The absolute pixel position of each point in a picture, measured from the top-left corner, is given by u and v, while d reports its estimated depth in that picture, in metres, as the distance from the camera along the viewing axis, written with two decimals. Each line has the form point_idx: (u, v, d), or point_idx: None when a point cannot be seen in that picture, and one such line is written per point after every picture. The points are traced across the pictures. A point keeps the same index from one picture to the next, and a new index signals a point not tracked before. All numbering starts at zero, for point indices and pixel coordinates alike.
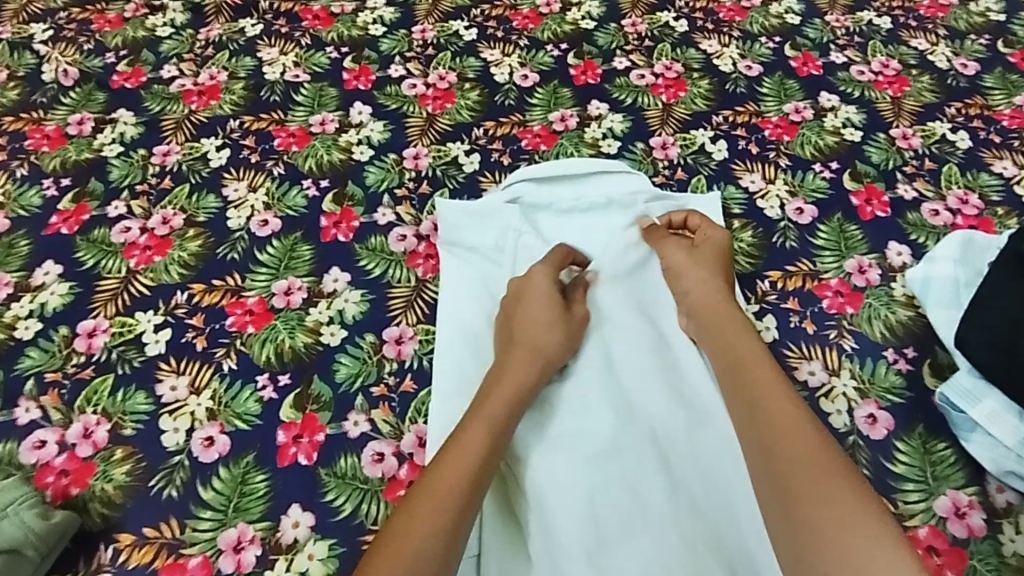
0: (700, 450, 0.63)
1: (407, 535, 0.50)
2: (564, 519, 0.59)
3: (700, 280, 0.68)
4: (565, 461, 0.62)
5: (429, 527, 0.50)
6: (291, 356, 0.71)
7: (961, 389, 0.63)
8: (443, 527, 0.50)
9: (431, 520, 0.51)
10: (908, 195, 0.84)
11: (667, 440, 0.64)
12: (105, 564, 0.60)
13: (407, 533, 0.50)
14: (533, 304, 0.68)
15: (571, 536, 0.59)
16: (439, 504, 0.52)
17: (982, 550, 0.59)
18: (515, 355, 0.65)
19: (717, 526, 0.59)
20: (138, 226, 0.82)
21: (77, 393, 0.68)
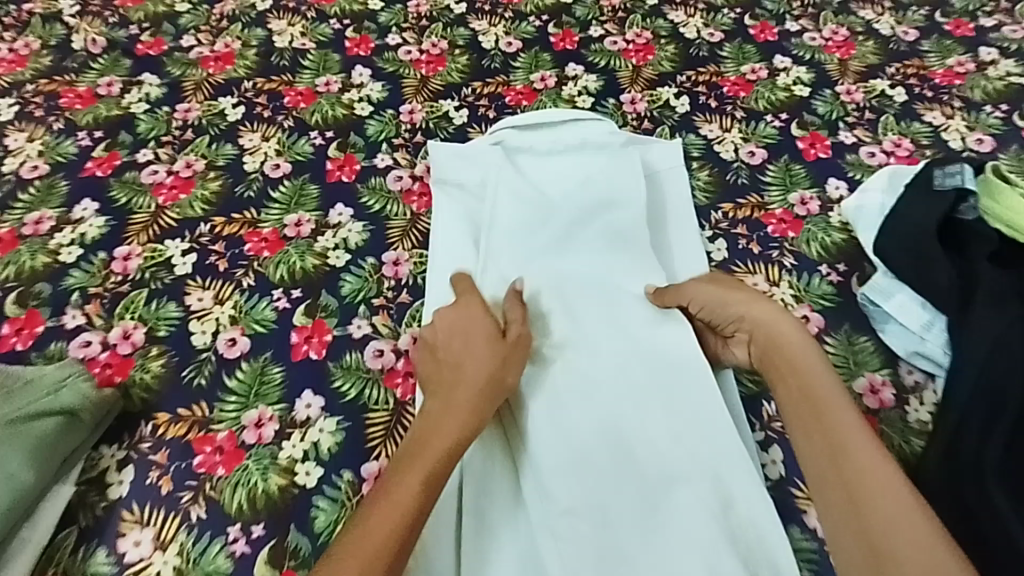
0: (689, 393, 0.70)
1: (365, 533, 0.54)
2: (556, 444, 0.66)
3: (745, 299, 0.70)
4: (566, 394, 0.69)
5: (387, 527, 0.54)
6: (302, 275, 0.81)
7: (878, 288, 0.73)
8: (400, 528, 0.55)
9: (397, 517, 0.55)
10: (848, 140, 0.95)
11: (636, 349, 0.72)
12: (146, 437, 0.69)
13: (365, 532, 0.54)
14: (463, 338, 0.69)
15: (550, 432, 0.66)
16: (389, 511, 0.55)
17: (891, 417, 0.69)
18: (437, 395, 0.66)
19: (701, 461, 0.65)
20: (164, 169, 0.92)
21: (116, 304, 0.78)
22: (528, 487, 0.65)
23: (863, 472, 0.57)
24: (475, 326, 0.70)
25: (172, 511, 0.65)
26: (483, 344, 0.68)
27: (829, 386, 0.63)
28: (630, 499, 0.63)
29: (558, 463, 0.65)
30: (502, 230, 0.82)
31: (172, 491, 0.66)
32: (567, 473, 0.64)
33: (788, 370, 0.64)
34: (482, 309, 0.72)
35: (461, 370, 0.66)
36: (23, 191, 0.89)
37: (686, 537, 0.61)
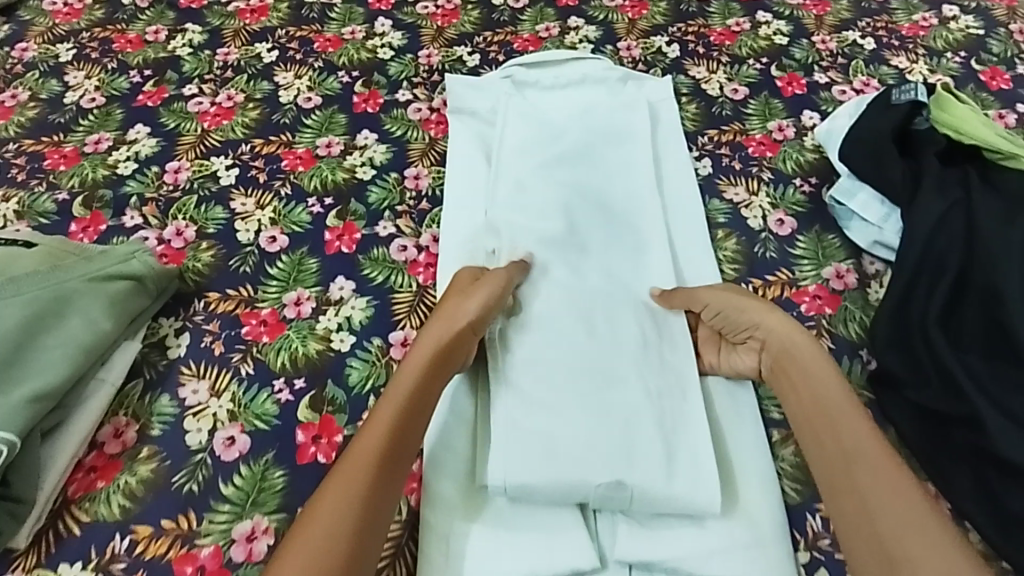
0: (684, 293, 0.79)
1: (318, 513, 0.55)
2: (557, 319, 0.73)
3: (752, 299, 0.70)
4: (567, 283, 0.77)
5: (340, 502, 0.56)
6: (333, 186, 0.92)
7: (843, 190, 0.83)
8: (353, 501, 0.56)
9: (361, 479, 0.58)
10: (822, 80, 1.05)
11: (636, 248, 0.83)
12: (199, 311, 0.79)
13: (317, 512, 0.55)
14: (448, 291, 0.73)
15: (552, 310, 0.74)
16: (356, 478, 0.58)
17: (854, 297, 0.79)
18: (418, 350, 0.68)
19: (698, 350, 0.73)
20: (208, 101, 1.02)
21: (169, 206, 0.88)
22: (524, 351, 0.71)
23: (873, 483, 0.57)
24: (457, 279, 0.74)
25: (224, 367, 0.74)
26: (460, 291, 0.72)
27: (840, 401, 0.62)
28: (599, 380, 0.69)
29: (544, 342, 0.71)
30: (511, 146, 0.92)
31: (224, 352, 0.75)
32: (548, 351, 0.70)
33: (793, 376, 0.65)
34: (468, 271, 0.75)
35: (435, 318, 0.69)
36: (84, 118, 0.99)
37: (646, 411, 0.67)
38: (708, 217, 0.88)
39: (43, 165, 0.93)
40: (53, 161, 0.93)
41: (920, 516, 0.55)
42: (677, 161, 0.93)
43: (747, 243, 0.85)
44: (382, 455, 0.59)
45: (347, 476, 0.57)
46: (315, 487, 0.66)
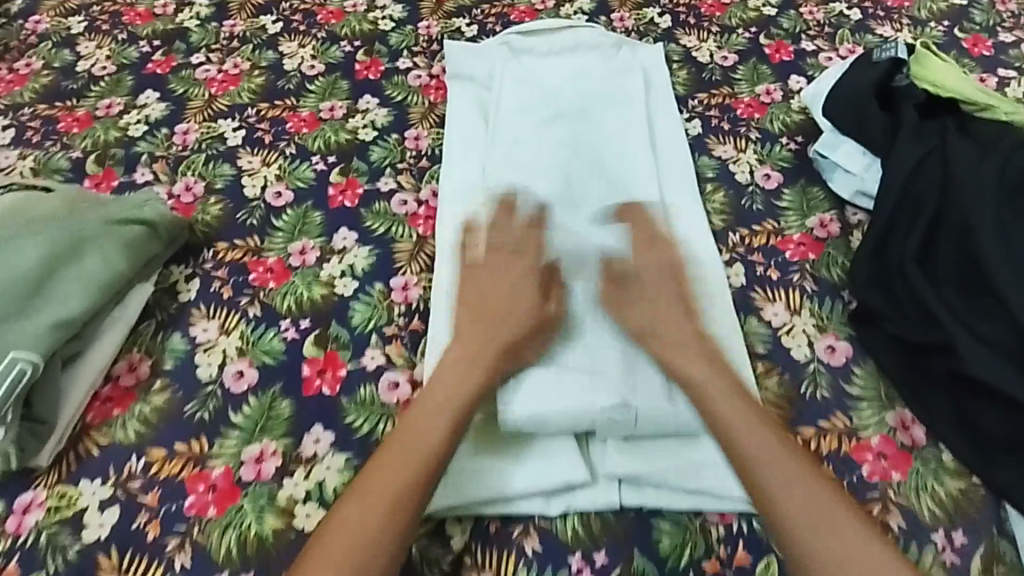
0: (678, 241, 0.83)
1: (349, 531, 0.56)
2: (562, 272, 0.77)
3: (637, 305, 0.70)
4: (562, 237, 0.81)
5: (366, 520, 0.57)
6: (336, 146, 0.95)
7: (826, 144, 0.86)
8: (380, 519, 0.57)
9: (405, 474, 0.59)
10: (809, 48, 1.09)
11: (629, 199, 0.86)
12: (208, 259, 0.82)
13: (347, 530, 0.56)
14: (489, 297, 0.71)
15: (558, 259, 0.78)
16: (395, 478, 0.59)
17: (837, 244, 0.82)
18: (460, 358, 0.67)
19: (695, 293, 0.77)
20: (215, 69, 1.06)
21: (179, 164, 0.92)
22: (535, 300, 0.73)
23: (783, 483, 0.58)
24: (494, 285, 0.71)
25: (233, 309, 0.77)
26: (505, 305, 0.70)
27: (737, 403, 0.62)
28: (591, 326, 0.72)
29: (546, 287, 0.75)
30: (507, 106, 0.96)
31: (232, 296, 0.78)
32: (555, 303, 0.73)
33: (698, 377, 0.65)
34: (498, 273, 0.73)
35: (485, 338, 0.68)
36: (95, 84, 1.03)
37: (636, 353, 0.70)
38: (697, 172, 0.91)
39: (57, 127, 0.97)
40: (67, 124, 0.97)
41: (836, 509, 0.57)
42: (668, 121, 0.96)
43: (735, 196, 0.88)
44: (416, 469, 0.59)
45: (377, 493, 0.58)
46: (320, 416, 0.69)
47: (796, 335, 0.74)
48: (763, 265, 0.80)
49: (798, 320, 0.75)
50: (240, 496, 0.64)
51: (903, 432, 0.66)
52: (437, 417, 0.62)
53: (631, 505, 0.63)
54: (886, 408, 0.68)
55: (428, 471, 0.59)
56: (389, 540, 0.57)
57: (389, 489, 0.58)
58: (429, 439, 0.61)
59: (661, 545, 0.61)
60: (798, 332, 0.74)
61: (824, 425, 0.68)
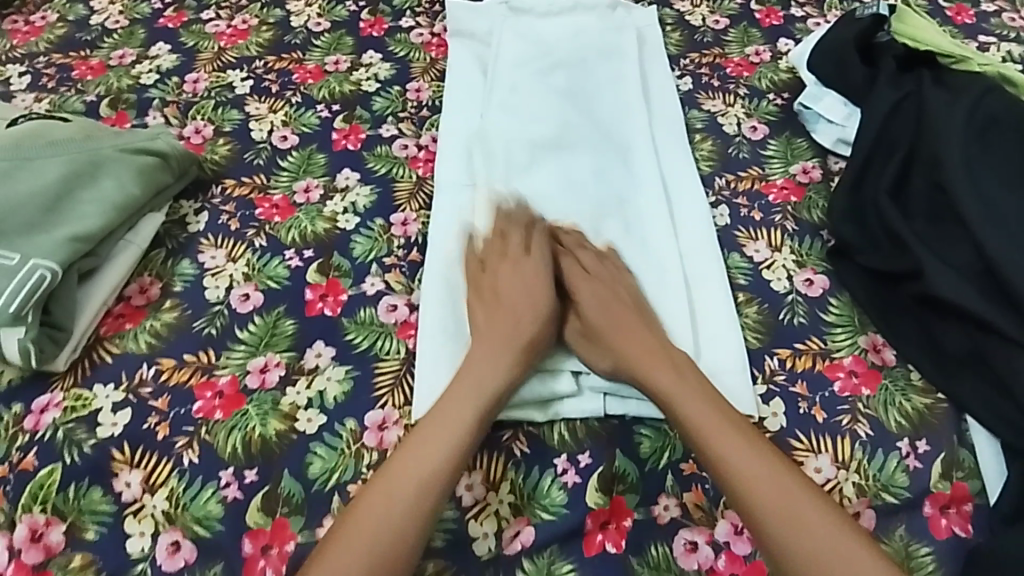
0: (668, 181, 0.86)
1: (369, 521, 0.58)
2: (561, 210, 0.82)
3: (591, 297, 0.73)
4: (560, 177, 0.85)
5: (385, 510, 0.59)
6: (340, 96, 0.99)
7: (811, 96, 0.90)
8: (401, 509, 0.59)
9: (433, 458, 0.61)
10: (798, 14, 1.11)
11: (620, 144, 0.90)
12: (216, 195, 0.85)
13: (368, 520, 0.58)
14: (514, 292, 0.73)
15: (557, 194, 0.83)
16: (420, 464, 0.61)
17: (819, 188, 0.85)
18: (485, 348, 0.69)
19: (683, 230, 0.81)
20: (225, 24, 1.09)
21: (189, 109, 0.96)
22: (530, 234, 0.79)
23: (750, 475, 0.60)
24: (520, 283, 0.74)
25: (240, 240, 0.81)
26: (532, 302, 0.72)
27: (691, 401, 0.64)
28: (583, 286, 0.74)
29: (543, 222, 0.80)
30: (506, 60, 0.99)
31: (239, 228, 0.82)
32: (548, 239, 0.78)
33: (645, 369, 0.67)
34: (528, 269, 0.76)
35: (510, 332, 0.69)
36: (109, 37, 1.07)
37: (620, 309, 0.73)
38: (686, 123, 0.95)
39: (72, 75, 1.00)
40: (81, 72, 1.01)
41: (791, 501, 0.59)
42: (660, 76, 1.00)
43: (722, 145, 0.92)
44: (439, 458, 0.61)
45: (393, 484, 0.60)
46: (322, 333, 0.73)
47: (778, 269, 0.78)
48: (747, 207, 0.84)
49: (779, 256, 0.79)
50: (245, 403, 0.68)
51: (875, 353, 0.71)
52: (464, 410, 0.64)
53: (615, 413, 0.68)
54: (858, 332, 0.73)
55: (450, 458, 0.61)
56: (411, 524, 0.58)
57: (409, 478, 0.60)
58: (457, 427, 0.63)
59: (641, 447, 0.66)
60: (779, 267, 0.78)
61: (799, 347, 0.72)
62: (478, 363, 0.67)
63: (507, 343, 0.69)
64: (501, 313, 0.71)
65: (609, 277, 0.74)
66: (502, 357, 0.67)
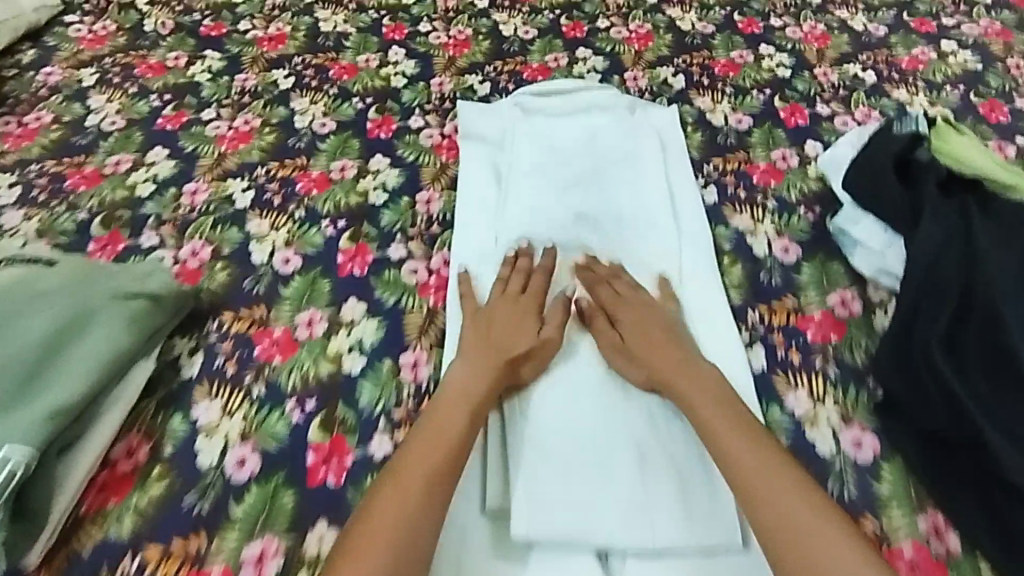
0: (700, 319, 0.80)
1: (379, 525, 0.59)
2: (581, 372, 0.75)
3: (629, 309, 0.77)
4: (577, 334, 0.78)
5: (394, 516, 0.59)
6: (347, 208, 0.93)
7: (847, 216, 0.85)
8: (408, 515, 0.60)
9: (435, 469, 0.64)
10: (824, 111, 1.07)
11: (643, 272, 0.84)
12: (213, 330, 0.80)
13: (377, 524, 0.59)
14: (502, 315, 0.76)
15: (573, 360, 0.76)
16: (418, 476, 0.62)
17: (859, 323, 0.80)
18: (469, 369, 0.71)
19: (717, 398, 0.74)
20: (226, 124, 1.04)
21: (187, 226, 0.90)
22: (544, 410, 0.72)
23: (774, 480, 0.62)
24: (499, 312, 0.77)
25: (237, 386, 0.75)
26: (512, 321, 0.76)
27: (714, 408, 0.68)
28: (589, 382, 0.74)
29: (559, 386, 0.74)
30: (521, 170, 0.94)
31: (237, 372, 0.77)
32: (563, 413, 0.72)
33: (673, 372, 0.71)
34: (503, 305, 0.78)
35: (492, 352, 0.73)
36: (104, 140, 1.02)
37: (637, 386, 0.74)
38: (714, 242, 0.89)
39: (65, 185, 0.95)
40: (74, 182, 0.96)
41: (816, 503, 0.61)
42: (683, 187, 0.94)
43: (753, 268, 0.86)
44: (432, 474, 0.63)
45: (398, 491, 0.61)
46: (325, 508, 0.67)
47: (821, 425, 0.72)
48: (784, 346, 0.78)
49: (822, 409, 0.73)
50: None
51: (937, 539, 0.65)
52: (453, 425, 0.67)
53: None
54: (917, 511, 0.66)
55: (444, 470, 0.63)
56: (423, 541, 0.59)
57: (416, 481, 0.62)
58: (454, 444, 0.66)
59: None
60: (822, 421, 0.73)
61: None
62: (458, 385, 0.70)
63: (493, 370, 0.71)
64: (488, 338, 0.74)
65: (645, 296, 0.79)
66: (485, 379, 0.70)
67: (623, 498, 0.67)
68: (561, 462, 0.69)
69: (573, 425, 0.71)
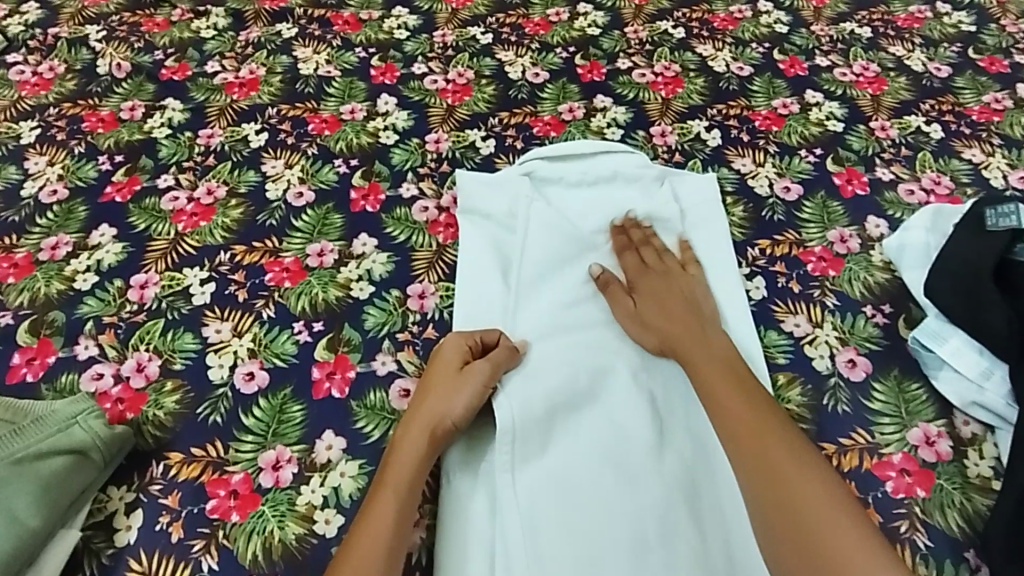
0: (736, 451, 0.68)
1: None
2: (604, 503, 0.64)
3: (659, 286, 0.75)
4: (590, 459, 0.67)
5: None
6: (324, 307, 0.78)
7: (930, 332, 0.70)
8: None
9: (378, 544, 0.58)
10: (886, 176, 0.92)
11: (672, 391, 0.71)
12: (157, 477, 0.65)
13: None
14: (444, 370, 0.69)
15: (591, 486, 0.65)
16: (368, 547, 0.57)
17: (950, 471, 0.65)
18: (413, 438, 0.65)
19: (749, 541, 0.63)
20: (185, 195, 0.90)
21: (131, 333, 0.76)
22: (557, 552, 0.62)
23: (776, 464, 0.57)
24: (445, 361, 0.70)
25: (183, 560, 0.61)
26: (448, 375, 0.69)
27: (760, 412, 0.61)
28: (608, 472, 0.66)
29: (579, 519, 0.64)
30: (531, 265, 0.79)
31: (183, 538, 0.62)
32: (580, 554, 0.62)
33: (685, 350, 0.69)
34: (456, 352, 0.70)
35: (429, 411, 0.66)
36: (42, 215, 0.87)
37: (665, 475, 0.66)
38: (765, 356, 0.74)
39: None
40: (2, 272, 0.81)
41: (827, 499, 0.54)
42: (723, 283, 0.79)
43: (815, 391, 0.71)
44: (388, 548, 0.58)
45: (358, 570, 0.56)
46: None
47: None
48: (859, 502, 0.63)
49: None
50: None
51: None
52: (388, 500, 0.61)
53: None
54: None
55: (390, 537, 0.58)
56: None
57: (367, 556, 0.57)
58: (384, 515, 0.59)
59: None
60: None
61: None
62: (397, 457, 0.64)
63: (423, 445, 0.65)
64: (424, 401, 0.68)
65: (667, 277, 0.76)
66: (425, 446, 0.65)
67: None
68: (575, 569, 0.61)
69: (585, 515, 0.64)
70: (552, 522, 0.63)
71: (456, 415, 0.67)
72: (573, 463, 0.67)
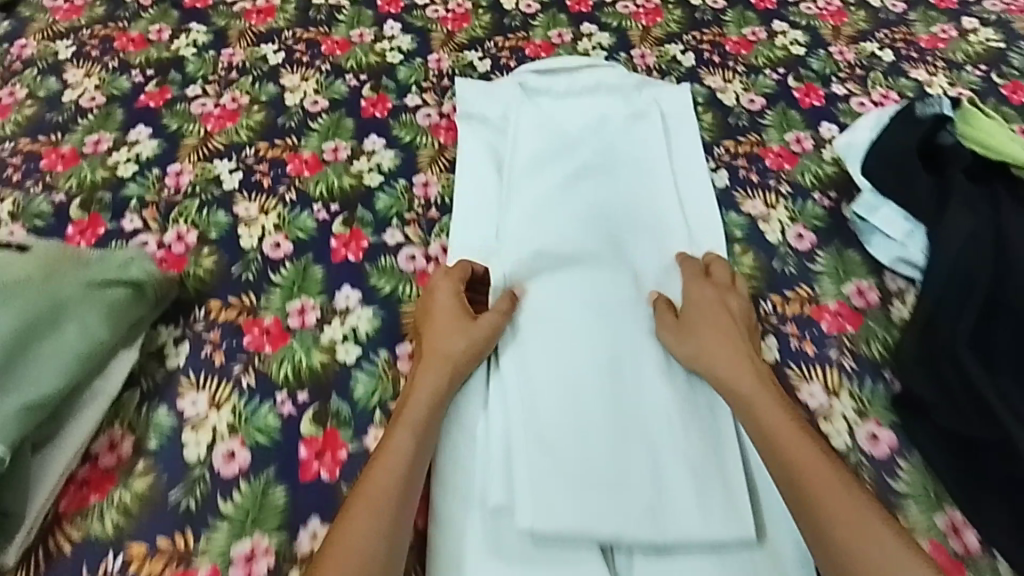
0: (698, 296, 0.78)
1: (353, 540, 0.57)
2: (585, 349, 0.73)
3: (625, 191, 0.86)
4: (573, 308, 0.75)
5: (367, 531, 0.58)
6: (340, 193, 0.89)
7: (865, 203, 0.81)
8: (384, 524, 0.59)
9: (392, 476, 0.61)
10: (840, 92, 1.03)
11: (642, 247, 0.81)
12: (199, 318, 0.76)
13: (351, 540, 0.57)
14: (445, 314, 0.72)
15: (575, 330, 0.74)
16: (380, 483, 0.61)
17: (876, 313, 0.76)
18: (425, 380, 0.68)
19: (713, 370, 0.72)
20: (212, 102, 1.00)
21: (170, 210, 0.86)
22: (545, 379, 0.71)
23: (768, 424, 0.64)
24: (442, 304, 0.73)
25: (225, 379, 0.72)
26: (452, 319, 0.72)
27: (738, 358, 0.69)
28: (589, 317, 0.75)
29: (561, 355, 0.72)
30: (522, 155, 0.89)
31: (224, 363, 0.73)
32: (564, 385, 0.70)
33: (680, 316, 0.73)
34: (450, 295, 0.74)
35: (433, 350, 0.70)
36: (83, 118, 0.97)
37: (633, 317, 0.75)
38: (725, 232, 0.85)
39: (40, 165, 0.91)
40: (51, 162, 0.91)
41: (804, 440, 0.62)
42: (691, 173, 0.90)
43: (766, 257, 0.82)
44: (400, 485, 0.61)
45: (372, 503, 0.60)
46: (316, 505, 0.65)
47: (836, 420, 0.70)
48: (798, 336, 0.75)
49: (837, 403, 0.71)
50: None
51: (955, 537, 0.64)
52: (402, 437, 0.64)
53: None
54: (937, 508, 0.65)
55: (405, 476, 0.62)
56: (381, 548, 0.58)
57: (380, 489, 0.61)
58: (399, 454, 0.63)
59: None
60: (837, 417, 0.70)
61: None
62: (407, 397, 0.67)
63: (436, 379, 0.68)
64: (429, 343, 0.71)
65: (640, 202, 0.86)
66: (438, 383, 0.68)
67: (626, 437, 0.68)
68: (562, 396, 0.70)
69: (567, 352, 0.72)
70: (538, 354, 0.72)
71: (460, 356, 0.70)
72: (555, 312, 0.75)
